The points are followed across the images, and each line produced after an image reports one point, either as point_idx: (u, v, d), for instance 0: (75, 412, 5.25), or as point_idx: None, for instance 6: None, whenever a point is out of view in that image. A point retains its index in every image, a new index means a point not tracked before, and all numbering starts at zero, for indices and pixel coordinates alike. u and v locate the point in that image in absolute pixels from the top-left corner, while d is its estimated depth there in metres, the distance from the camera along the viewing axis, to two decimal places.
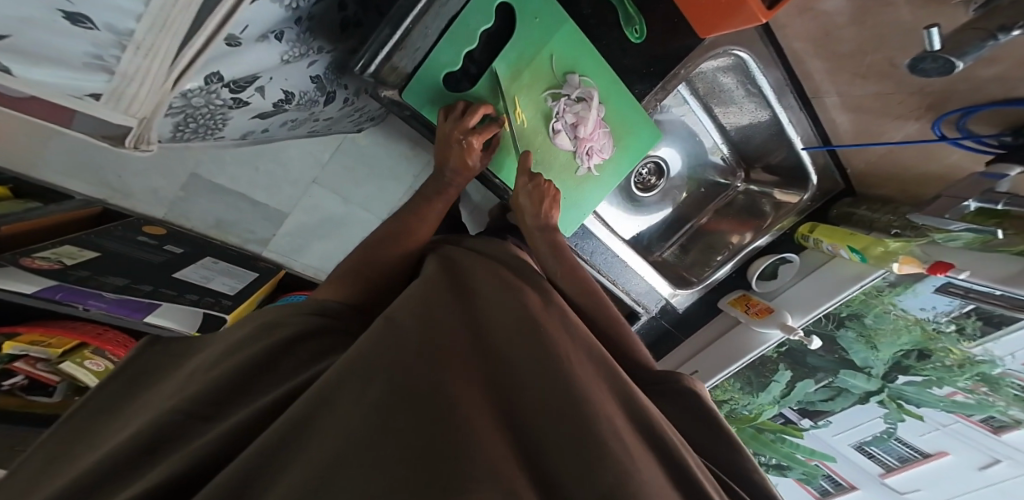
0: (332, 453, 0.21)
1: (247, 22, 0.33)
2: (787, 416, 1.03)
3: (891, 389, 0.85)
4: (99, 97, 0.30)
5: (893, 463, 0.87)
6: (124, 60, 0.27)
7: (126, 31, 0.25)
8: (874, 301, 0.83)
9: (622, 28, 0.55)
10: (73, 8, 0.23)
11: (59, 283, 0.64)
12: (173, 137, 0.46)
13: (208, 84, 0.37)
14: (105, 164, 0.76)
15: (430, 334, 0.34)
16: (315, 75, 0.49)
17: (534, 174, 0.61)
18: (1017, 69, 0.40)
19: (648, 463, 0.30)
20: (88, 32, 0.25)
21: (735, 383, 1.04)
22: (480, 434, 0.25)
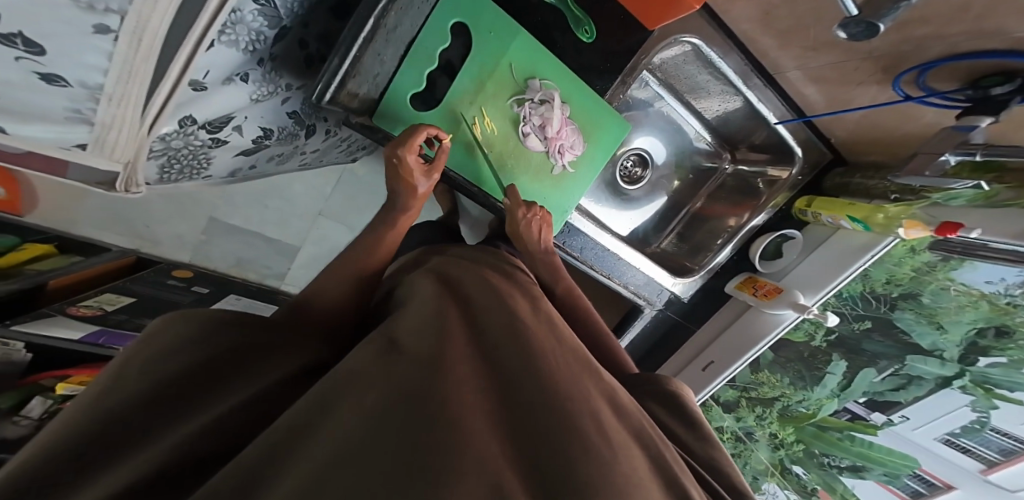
0: (327, 452, 0.22)
1: (208, 68, 0.38)
2: (854, 411, 0.95)
3: (974, 373, 0.78)
4: (85, 147, 0.37)
5: (994, 458, 0.78)
6: (99, 111, 0.33)
7: (96, 85, 0.31)
8: (927, 279, 0.81)
9: (572, 31, 0.58)
10: (46, 69, 0.29)
11: (103, 328, 0.70)
12: (163, 178, 0.53)
13: (184, 127, 0.43)
14: (134, 217, 0.85)
15: (425, 342, 0.35)
16: (291, 111, 0.54)
17: (530, 204, 0.63)
18: (946, 28, 0.40)
19: (635, 461, 0.31)
20: (63, 89, 0.31)
21: (784, 379, 1.01)
22: (470, 429, 0.26)
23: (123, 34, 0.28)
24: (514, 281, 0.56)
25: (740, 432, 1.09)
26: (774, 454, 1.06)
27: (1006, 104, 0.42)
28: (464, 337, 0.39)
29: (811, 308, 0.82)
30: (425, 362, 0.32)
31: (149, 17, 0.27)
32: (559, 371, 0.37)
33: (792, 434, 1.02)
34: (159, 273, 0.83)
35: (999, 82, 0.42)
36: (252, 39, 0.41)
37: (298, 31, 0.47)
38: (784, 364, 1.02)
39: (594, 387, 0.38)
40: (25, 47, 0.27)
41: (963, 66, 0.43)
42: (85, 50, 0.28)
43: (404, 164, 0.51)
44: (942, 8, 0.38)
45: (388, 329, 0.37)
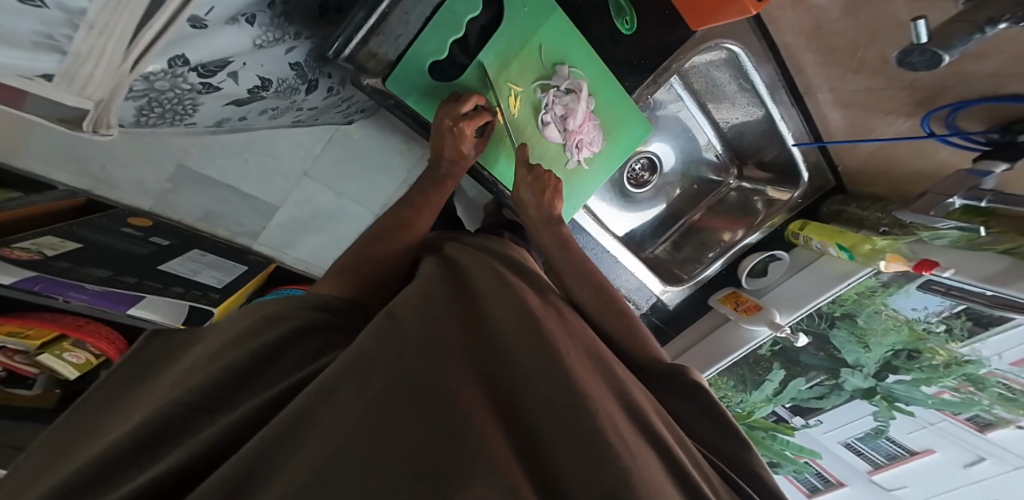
0: (330, 450, 0.20)
1: (212, 4, 0.32)
2: (780, 415, 1.03)
3: (882, 387, 0.86)
4: (51, 78, 0.29)
5: (882, 461, 0.91)
6: (76, 39, 0.27)
7: (77, 9, 0.24)
8: (866, 301, 0.81)
9: (612, 18, 0.54)
10: None
11: (38, 274, 0.59)
12: (138, 121, 0.46)
13: (172, 67, 0.37)
14: (91, 154, 0.72)
15: (433, 327, 0.32)
16: (294, 62, 0.49)
17: (533, 167, 0.59)
18: (1009, 65, 0.39)
19: (652, 462, 0.29)
20: (36, 10, 0.24)
21: (728, 381, 1.04)
22: (481, 431, 0.24)
23: None
24: (520, 272, 0.53)
25: None
26: None
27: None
28: (471, 327, 0.36)
29: (785, 327, 0.85)
30: (433, 353, 0.29)
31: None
32: (571, 364, 0.35)
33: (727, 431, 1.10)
34: (112, 219, 0.75)
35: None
36: None
37: None
38: (731, 369, 1.01)
39: (605, 386, 0.36)
40: None
41: (995, 106, 0.43)
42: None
43: (464, 135, 0.52)
44: (1009, 45, 0.37)
45: (394, 309, 0.35)
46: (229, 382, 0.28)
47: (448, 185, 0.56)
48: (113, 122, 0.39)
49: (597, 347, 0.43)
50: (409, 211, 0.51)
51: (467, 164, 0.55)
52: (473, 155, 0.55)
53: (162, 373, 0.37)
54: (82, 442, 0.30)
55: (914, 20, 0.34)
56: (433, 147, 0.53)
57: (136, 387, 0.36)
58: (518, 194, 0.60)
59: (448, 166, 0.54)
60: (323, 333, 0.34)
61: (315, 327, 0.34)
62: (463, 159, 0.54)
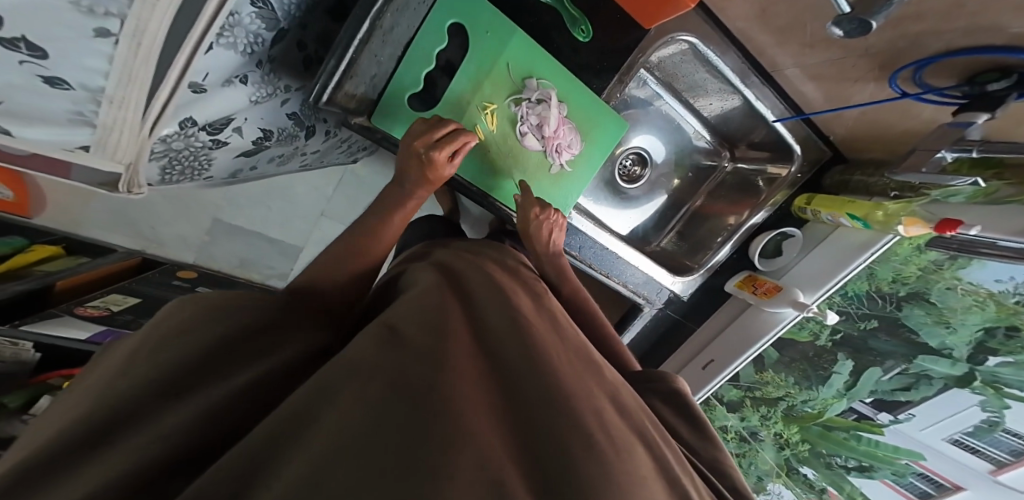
0: (328, 443, 0.21)
1: (206, 70, 0.39)
2: (860, 411, 0.93)
3: (983, 373, 0.76)
4: (88, 148, 0.37)
5: (1005, 458, 0.74)
6: (102, 113, 0.34)
7: (97, 87, 0.32)
8: (934, 277, 0.79)
9: (569, 30, 0.58)
10: (50, 72, 0.30)
11: (107, 327, 0.71)
12: (164, 180, 0.54)
13: (184, 128, 0.45)
14: (140, 218, 0.85)
15: (427, 331, 0.34)
16: (291, 112, 0.56)
17: (542, 205, 0.63)
18: (943, 23, 0.39)
19: (638, 456, 0.30)
20: (65, 92, 0.32)
21: (788, 378, 1.02)
22: (473, 427, 0.25)
23: (123, 37, 0.29)
24: (515, 276, 0.54)
25: (745, 431, 1.11)
26: (779, 456, 1.08)
27: (1003, 100, 0.41)
28: (466, 327, 0.37)
29: (811, 307, 0.83)
30: (428, 357, 0.30)
31: (148, 21, 0.28)
32: (561, 365, 0.36)
33: (796, 434, 1.03)
34: (164, 273, 0.82)
35: (995, 78, 0.42)
36: (249, 42, 0.43)
37: (295, 34, 0.49)
38: (788, 364, 1.01)
39: (595, 382, 0.37)
40: (28, 51, 0.28)
41: (957, 61, 0.42)
42: (87, 54, 0.29)
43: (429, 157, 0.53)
44: (932, 4, 0.38)
45: (388, 317, 0.36)
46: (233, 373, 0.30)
47: (410, 205, 0.57)
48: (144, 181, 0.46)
49: (589, 346, 0.43)
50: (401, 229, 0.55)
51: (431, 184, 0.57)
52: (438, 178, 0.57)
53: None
54: None
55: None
56: (400, 166, 0.56)
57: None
58: (523, 227, 0.64)
59: (410, 188, 0.56)
60: (302, 327, 0.36)
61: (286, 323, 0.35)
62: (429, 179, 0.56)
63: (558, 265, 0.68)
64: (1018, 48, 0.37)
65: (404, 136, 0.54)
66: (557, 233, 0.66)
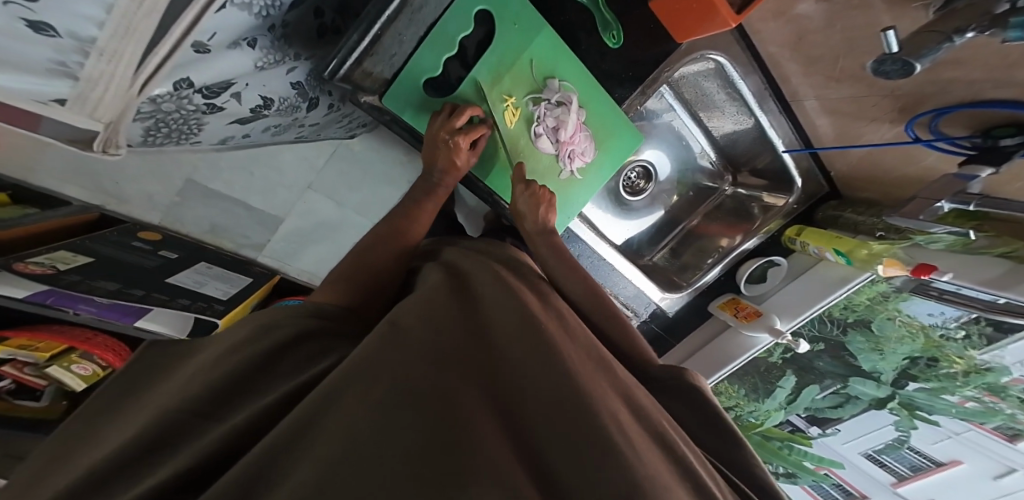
0: (335, 457, 0.19)
1: (214, 30, 0.36)
2: (795, 423, 1.01)
3: (902, 396, 0.83)
4: (63, 103, 0.33)
5: (905, 473, 0.87)
6: (86, 66, 0.29)
7: (88, 38, 0.27)
8: (879, 307, 0.81)
9: (599, 33, 0.56)
10: (37, 17, 0.26)
11: (50, 288, 0.59)
12: (146, 141, 0.49)
13: (178, 90, 0.40)
14: (100, 172, 0.76)
15: (439, 332, 0.31)
16: (295, 81, 0.52)
17: (530, 182, 0.60)
18: (976, 72, 0.40)
19: (657, 467, 0.28)
20: (51, 39, 0.27)
21: (739, 390, 1.03)
22: (485, 435, 0.23)
23: None
24: (522, 275, 0.51)
25: None
26: None
27: (1010, 156, 0.43)
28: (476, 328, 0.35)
29: (785, 334, 0.86)
30: (439, 358, 0.28)
31: None
32: (576, 366, 0.34)
33: None
34: (123, 233, 0.76)
35: (1011, 133, 0.43)
36: (266, 4, 0.40)
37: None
38: (743, 376, 1.01)
39: (610, 385, 0.35)
40: None
41: (979, 112, 0.43)
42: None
43: (459, 148, 0.52)
44: (975, 53, 0.38)
45: (396, 315, 0.33)
46: (232, 383, 0.28)
47: (440, 193, 0.56)
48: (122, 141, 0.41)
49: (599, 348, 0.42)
50: (406, 221, 0.52)
51: (460, 174, 0.55)
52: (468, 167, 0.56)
53: (156, 377, 0.36)
54: (82, 436, 0.31)
55: (885, 31, 0.37)
56: (426, 159, 0.54)
57: (131, 390, 0.36)
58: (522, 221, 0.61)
59: (440, 177, 0.54)
60: (322, 334, 0.34)
61: (311, 333, 0.33)
62: (458, 168, 0.54)
63: (554, 244, 0.61)
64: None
65: (429, 124, 0.53)
66: (548, 208, 0.61)
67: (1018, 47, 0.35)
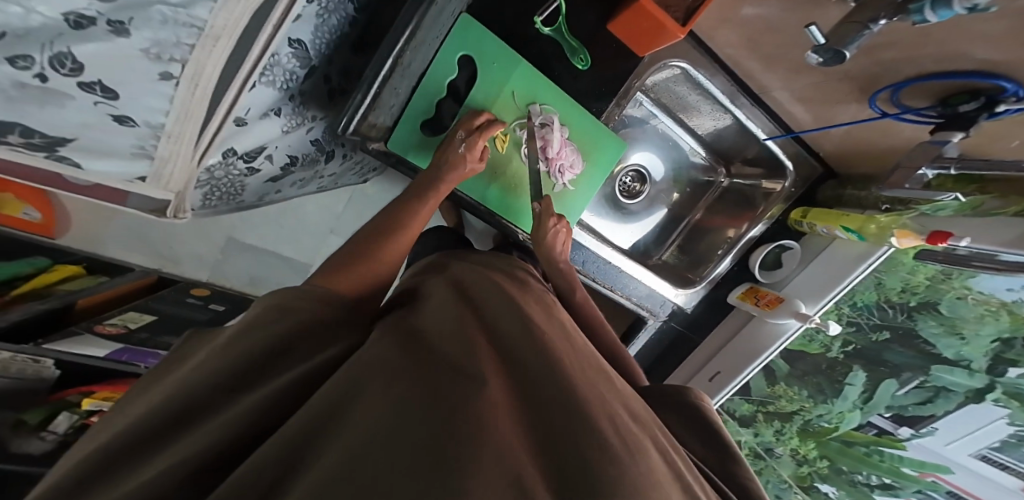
0: (366, 433, 0.19)
1: (249, 106, 0.45)
2: (879, 426, 0.91)
3: (1005, 384, 0.74)
4: (144, 179, 0.43)
5: None
6: (159, 146, 0.40)
7: (158, 124, 0.37)
8: (943, 286, 0.78)
9: (569, 59, 0.62)
10: (120, 112, 0.35)
11: (124, 345, 0.77)
12: (206, 206, 0.59)
13: (226, 158, 0.50)
14: (158, 239, 0.89)
15: (451, 335, 0.32)
16: (314, 138, 0.61)
17: (559, 217, 0.65)
18: (907, 51, 0.43)
19: (670, 466, 0.29)
20: (131, 128, 0.37)
21: (802, 391, 0.98)
22: (508, 423, 0.23)
23: (182, 79, 0.34)
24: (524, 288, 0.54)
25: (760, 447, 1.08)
26: (797, 471, 1.04)
27: (974, 120, 0.45)
28: (486, 333, 0.36)
29: (813, 317, 0.85)
30: (454, 359, 0.28)
31: (206, 63, 0.34)
32: (584, 372, 0.35)
33: (813, 450, 1.00)
34: (178, 292, 0.84)
35: (965, 100, 0.45)
36: (286, 79, 0.49)
37: (323, 69, 0.55)
38: (801, 371, 0.98)
39: (616, 393, 0.36)
40: (102, 93, 0.32)
41: (927, 84, 0.46)
42: (152, 95, 0.34)
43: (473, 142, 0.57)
44: (898, 36, 0.41)
45: (407, 322, 0.34)
46: None
47: (440, 191, 0.56)
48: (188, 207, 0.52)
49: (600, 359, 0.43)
50: None
51: (463, 172, 0.58)
52: (473, 165, 0.58)
53: None
54: None
55: (808, 27, 0.42)
56: (438, 154, 0.58)
57: None
58: (539, 235, 0.64)
59: (445, 170, 0.56)
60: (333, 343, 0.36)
61: None
62: (463, 164, 0.57)
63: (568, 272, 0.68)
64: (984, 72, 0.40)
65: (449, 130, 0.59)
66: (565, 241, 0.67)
67: (930, 27, 0.38)
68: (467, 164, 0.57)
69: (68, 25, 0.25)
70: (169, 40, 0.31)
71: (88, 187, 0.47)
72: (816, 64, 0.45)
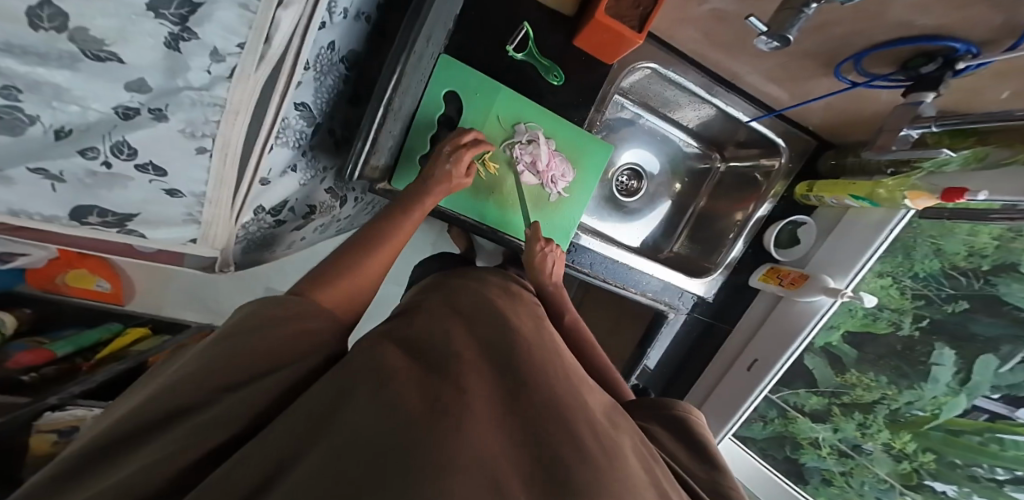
0: (344, 440, 0.22)
1: (270, 166, 0.52)
2: (990, 409, 0.74)
3: None
4: (195, 240, 0.50)
5: None
6: (204, 212, 0.48)
7: (201, 192, 0.45)
8: (1017, 245, 0.69)
9: (544, 78, 0.67)
10: (170, 185, 0.42)
11: None
12: (246, 260, 0.67)
13: (257, 214, 0.58)
14: (207, 297, 0.99)
15: (434, 344, 0.35)
16: (328, 186, 0.68)
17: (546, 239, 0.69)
18: (855, 26, 0.45)
19: (638, 464, 0.30)
20: (180, 198, 0.44)
21: (878, 377, 0.86)
22: (479, 419, 0.25)
23: (215, 152, 0.42)
24: (509, 290, 0.55)
25: (844, 445, 0.93)
26: (898, 468, 0.88)
27: (940, 80, 0.46)
28: (471, 335, 0.38)
29: (845, 290, 0.80)
30: (435, 368, 0.31)
31: (231, 135, 0.41)
32: (562, 373, 0.37)
33: (911, 442, 0.84)
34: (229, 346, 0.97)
35: (924, 62, 0.47)
36: (297, 138, 0.56)
37: (327, 124, 0.62)
38: (863, 352, 0.88)
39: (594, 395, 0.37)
40: (155, 172, 0.40)
41: (884, 52, 0.48)
42: (195, 169, 0.43)
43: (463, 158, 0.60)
44: (836, 16, 0.44)
45: (396, 334, 0.37)
46: None
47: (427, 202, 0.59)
48: (232, 260, 0.60)
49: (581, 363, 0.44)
50: None
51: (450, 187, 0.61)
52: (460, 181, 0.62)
53: None
54: None
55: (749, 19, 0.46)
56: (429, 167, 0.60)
57: None
58: (528, 256, 0.69)
59: (432, 184, 0.59)
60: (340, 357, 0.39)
61: None
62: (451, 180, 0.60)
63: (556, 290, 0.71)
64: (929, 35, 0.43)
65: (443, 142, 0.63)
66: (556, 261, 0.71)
67: (864, 4, 0.41)
68: (453, 181, 0.61)
69: (120, 117, 0.34)
70: (199, 119, 0.38)
71: (149, 254, 0.56)
72: (771, 50, 0.47)
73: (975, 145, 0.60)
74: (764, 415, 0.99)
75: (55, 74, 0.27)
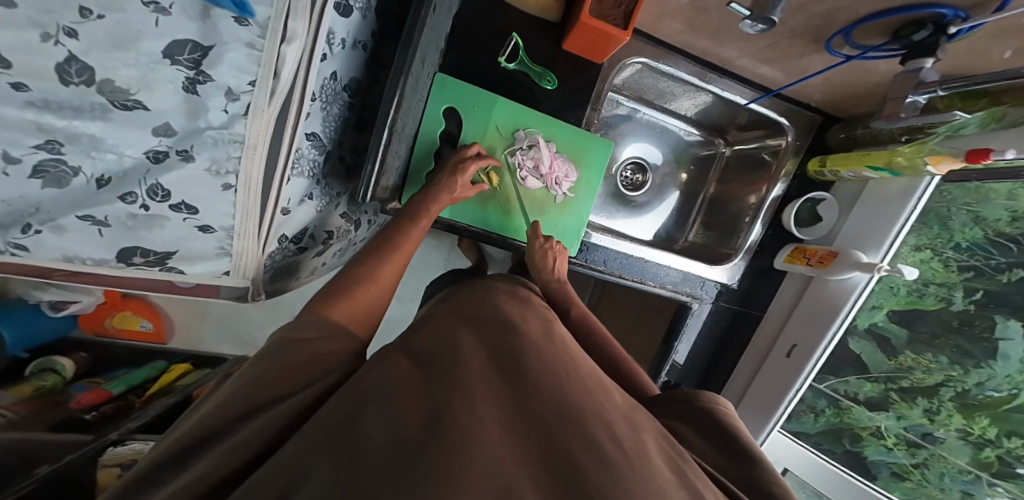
0: (352, 461, 0.23)
1: (290, 196, 0.56)
2: None
3: None
4: (228, 272, 0.53)
5: None
6: (234, 245, 0.50)
7: (230, 225, 0.48)
8: None
9: (537, 83, 0.68)
10: (202, 222, 0.46)
11: None
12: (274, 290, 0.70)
13: (281, 243, 0.61)
14: (239, 327, 1.04)
15: (444, 354, 0.36)
16: (342, 211, 0.72)
17: (546, 236, 0.71)
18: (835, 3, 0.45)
19: (654, 462, 0.30)
20: (212, 233, 0.48)
21: (938, 358, 0.76)
22: (482, 429, 0.26)
23: (238, 186, 0.45)
24: (522, 296, 0.55)
25: (910, 434, 0.80)
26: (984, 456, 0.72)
27: (936, 45, 0.47)
28: (480, 343, 0.39)
29: (881, 264, 0.75)
30: (443, 377, 0.32)
31: (251, 171, 0.44)
32: (572, 375, 0.36)
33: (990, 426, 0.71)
34: None
35: (915, 30, 0.48)
36: (312, 167, 0.59)
37: (337, 151, 0.66)
38: (916, 332, 0.78)
39: (608, 394, 0.37)
40: (187, 211, 0.44)
41: (871, 24, 0.48)
42: (223, 204, 0.46)
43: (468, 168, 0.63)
44: None
45: (408, 348, 0.38)
46: None
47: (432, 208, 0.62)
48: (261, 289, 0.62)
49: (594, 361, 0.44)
50: None
51: (454, 195, 0.63)
52: (463, 192, 0.64)
53: None
54: None
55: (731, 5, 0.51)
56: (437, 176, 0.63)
57: None
58: (529, 254, 0.70)
59: (437, 192, 0.62)
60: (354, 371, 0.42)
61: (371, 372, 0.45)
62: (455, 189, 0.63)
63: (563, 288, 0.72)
64: (911, 4, 0.43)
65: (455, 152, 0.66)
66: (558, 260, 0.71)
67: None
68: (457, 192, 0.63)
69: (151, 160, 0.37)
70: (221, 157, 0.42)
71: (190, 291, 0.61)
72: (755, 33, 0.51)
73: (988, 105, 0.59)
74: (813, 405, 0.91)
75: (89, 125, 0.32)
